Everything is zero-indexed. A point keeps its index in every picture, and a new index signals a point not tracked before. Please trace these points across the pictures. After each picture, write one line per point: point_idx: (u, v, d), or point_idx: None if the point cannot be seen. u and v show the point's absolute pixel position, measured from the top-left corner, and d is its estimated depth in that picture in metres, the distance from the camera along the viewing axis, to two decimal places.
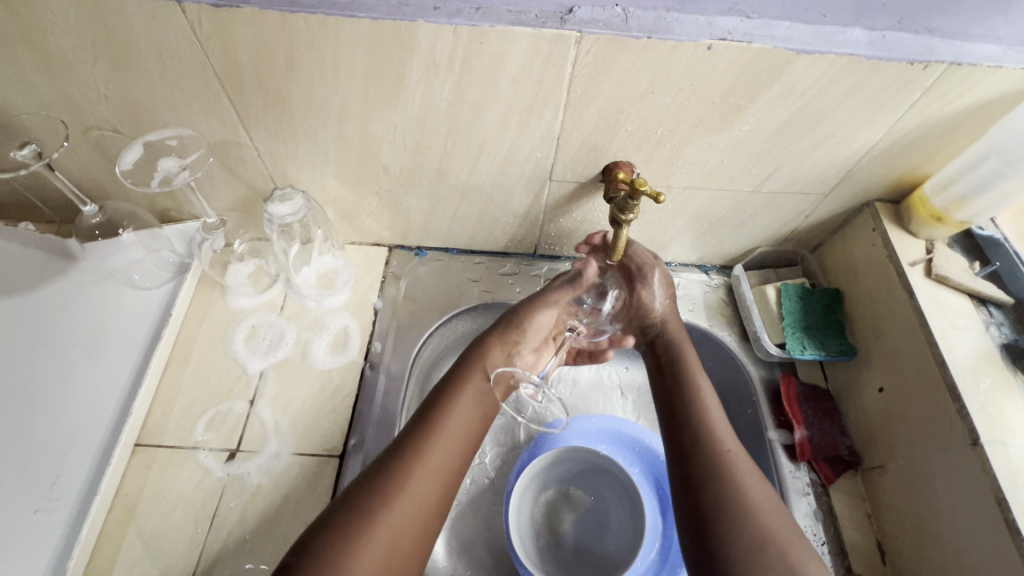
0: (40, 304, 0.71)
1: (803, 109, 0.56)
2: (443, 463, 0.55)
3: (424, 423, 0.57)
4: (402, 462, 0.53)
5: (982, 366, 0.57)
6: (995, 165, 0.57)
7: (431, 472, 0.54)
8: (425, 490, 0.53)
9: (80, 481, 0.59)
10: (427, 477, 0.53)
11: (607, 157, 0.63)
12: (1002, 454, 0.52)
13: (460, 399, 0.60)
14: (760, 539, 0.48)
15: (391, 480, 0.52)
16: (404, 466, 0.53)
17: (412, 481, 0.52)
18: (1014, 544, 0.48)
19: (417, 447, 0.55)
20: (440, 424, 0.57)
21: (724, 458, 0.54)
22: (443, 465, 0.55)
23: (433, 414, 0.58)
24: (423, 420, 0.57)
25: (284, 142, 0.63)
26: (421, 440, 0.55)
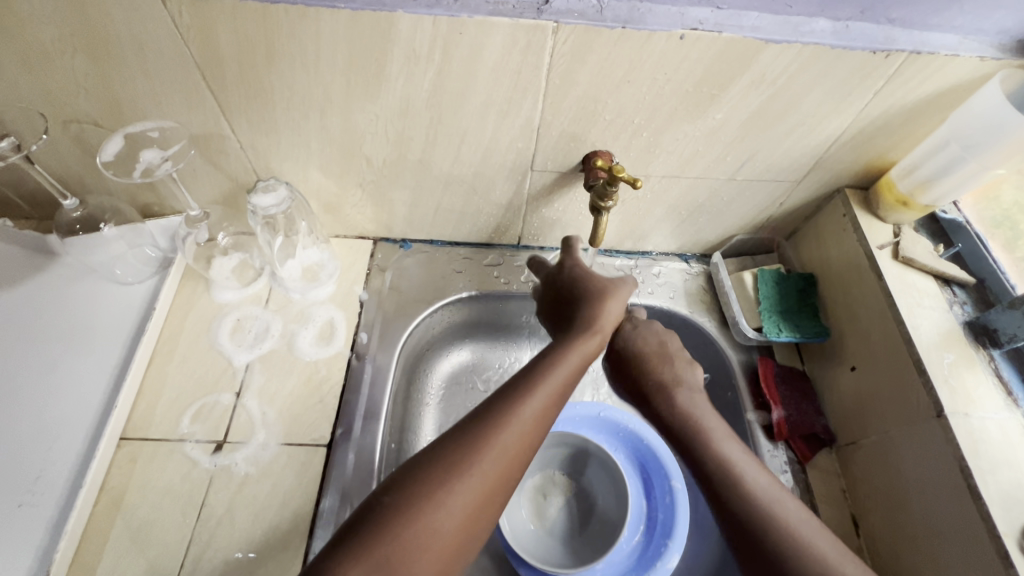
0: (22, 301, 0.70)
1: (773, 97, 0.58)
2: (515, 449, 0.48)
3: (500, 404, 0.51)
4: (491, 429, 0.48)
5: (947, 342, 0.60)
6: (955, 149, 0.59)
7: (521, 445, 0.49)
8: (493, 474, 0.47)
9: (64, 475, 0.59)
10: (496, 468, 0.47)
11: (587, 146, 0.64)
12: (966, 425, 0.54)
13: (558, 368, 0.54)
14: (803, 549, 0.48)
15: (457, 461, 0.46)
16: (475, 446, 0.47)
17: (481, 466, 0.47)
18: (977, 508, 0.51)
19: (492, 428, 0.49)
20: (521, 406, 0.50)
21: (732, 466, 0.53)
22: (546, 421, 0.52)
23: (513, 394, 0.52)
24: (519, 384, 0.53)
25: (266, 134, 0.63)
26: (500, 416, 0.49)
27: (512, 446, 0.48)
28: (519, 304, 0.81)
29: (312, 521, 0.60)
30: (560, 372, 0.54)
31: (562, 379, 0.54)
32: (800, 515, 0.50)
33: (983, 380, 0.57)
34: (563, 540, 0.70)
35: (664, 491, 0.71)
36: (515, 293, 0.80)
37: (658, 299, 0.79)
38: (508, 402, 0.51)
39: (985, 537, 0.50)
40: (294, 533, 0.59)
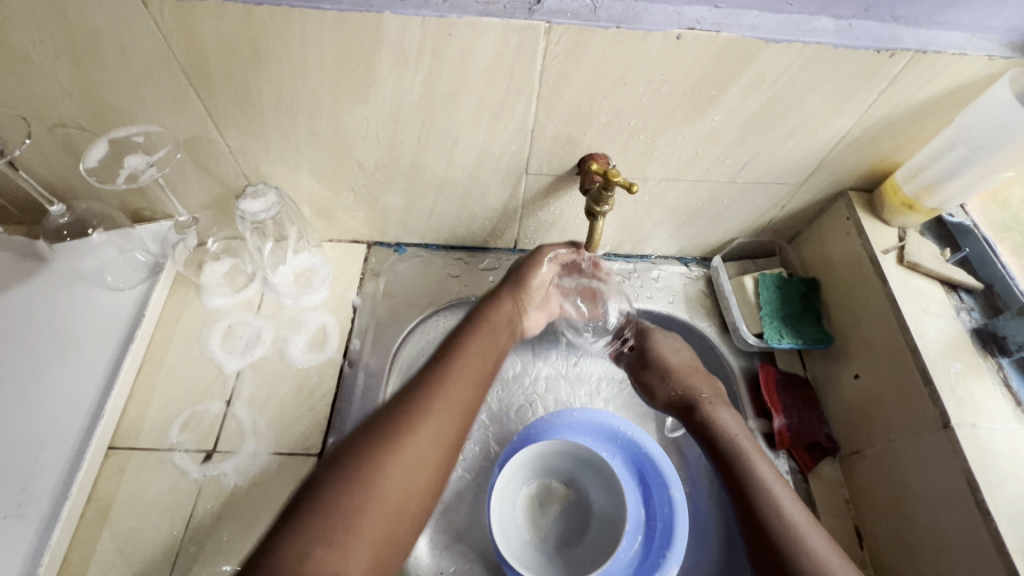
0: (11, 307, 0.69)
1: (774, 97, 0.56)
2: (439, 432, 0.51)
3: (418, 395, 0.53)
4: (415, 403, 0.52)
5: (954, 350, 0.58)
6: (963, 152, 0.58)
7: (445, 412, 0.53)
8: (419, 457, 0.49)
9: (50, 485, 0.58)
10: (422, 451, 0.49)
11: (582, 149, 0.63)
12: (973, 437, 0.52)
13: (474, 344, 0.60)
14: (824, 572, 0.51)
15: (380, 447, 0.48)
16: (395, 433, 0.49)
17: (405, 449, 0.49)
18: (985, 524, 0.49)
19: (408, 417, 0.51)
20: (435, 395, 0.53)
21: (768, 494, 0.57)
22: (469, 385, 0.56)
23: (426, 387, 0.54)
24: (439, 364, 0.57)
25: (255, 138, 0.62)
26: (413, 405, 0.52)
27: (432, 430, 0.51)
28: None
29: None
30: (469, 363, 0.57)
31: (472, 369, 0.57)
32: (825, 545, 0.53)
33: (991, 390, 0.55)
34: (560, 550, 0.68)
35: (664, 500, 0.70)
36: None
37: (657, 303, 0.78)
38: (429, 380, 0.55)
39: (993, 554, 0.48)
40: None
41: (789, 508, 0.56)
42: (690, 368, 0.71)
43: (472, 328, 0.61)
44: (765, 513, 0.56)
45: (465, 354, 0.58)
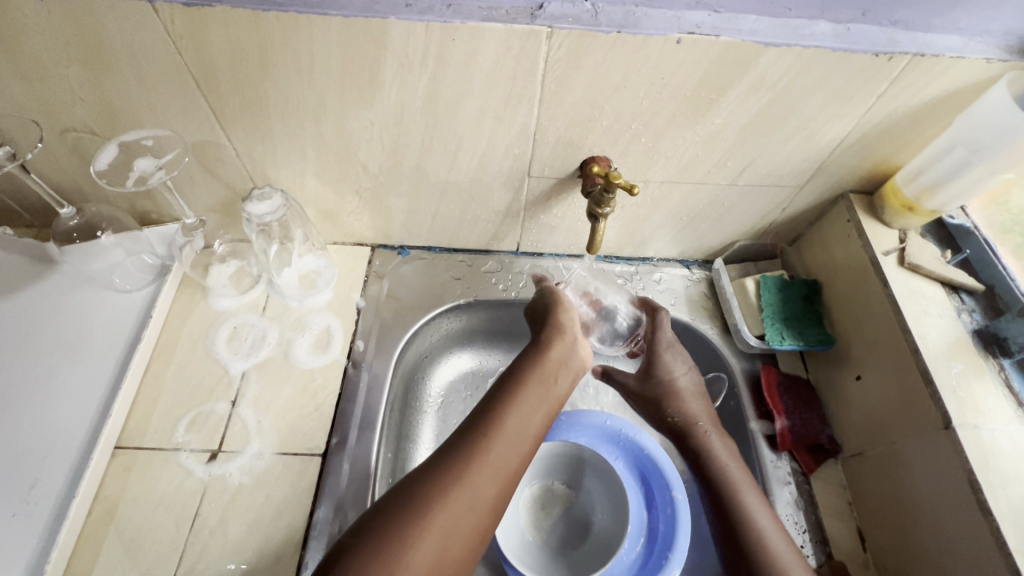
0: (21, 309, 0.70)
1: (773, 101, 0.57)
2: (497, 474, 0.52)
3: (481, 435, 0.53)
4: (456, 465, 0.51)
5: (955, 351, 0.58)
6: (962, 154, 0.58)
7: (488, 478, 0.51)
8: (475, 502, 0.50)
9: (58, 484, 0.59)
10: (478, 496, 0.50)
11: (584, 152, 0.63)
12: (974, 437, 0.52)
13: (523, 401, 0.57)
14: None
15: (441, 489, 0.49)
16: (458, 476, 0.50)
17: (464, 494, 0.49)
18: (987, 524, 0.49)
19: (471, 458, 0.51)
20: (495, 437, 0.54)
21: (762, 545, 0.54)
22: (514, 449, 0.54)
23: (488, 425, 0.54)
24: (483, 419, 0.55)
25: (262, 142, 0.63)
26: (479, 446, 0.52)
27: (491, 473, 0.51)
28: (519, 310, 0.80)
29: (305, 532, 0.59)
30: (528, 403, 0.58)
31: (532, 409, 0.58)
32: None
33: (992, 391, 0.55)
34: (563, 552, 0.69)
35: (666, 502, 0.69)
36: (513, 299, 0.79)
37: None
38: (473, 438, 0.53)
39: (996, 554, 0.48)
40: (287, 545, 0.58)
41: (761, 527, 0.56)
42: (693, 393, 0.69)
43: (528, 361, 0.63)
44: (749, 537, 0.55)
45: (524, 393, 0.59)
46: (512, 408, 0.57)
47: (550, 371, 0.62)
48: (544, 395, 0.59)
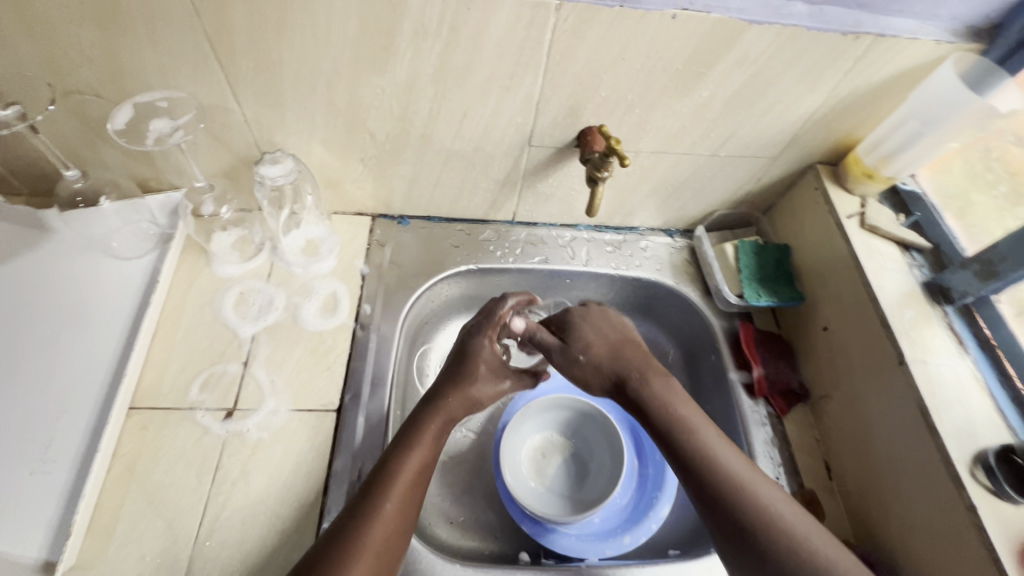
0: (20, 276, 0.70)
1: (755, 75, 0.63)
2: (397, 516, 0.54)
3: (376, 484, 0.56)
4: (349, 536, 0.51)
5: (907, 300, 0.66)
6: (914, 125, 0.66)
7: (381, 544, 0.52)
8: (379, 546, 0.52)
9: (75, 443, 0.60)
10: (382, 544, 0.52)
11: (582, 122, 0.68)
12: (924, 370, 0.60)
13: (410, 456, 0.59)
14: (760, 511, 0.52)
15: (350, 538, 0.51)
16: (359, 527, 0.52)
17: (367, 544, 0.51)
18: (935, 442, 0.57)
19: (368, 512, 0.53)
20: (388, 488, 0.56)
21: (679, 419, 0.59)
22: (402, 509, 0.55)
23: (384, 477, 0.56)
24: (378, 480, 0.56)
25: (272, 108, 0.64)
26: (370, 509, 0.54)
27: (391, 518, 0.54)
28: (512, 276, 0.85)
29: (325, 482, 0.62)
30: (423, 445, 0.60)
31: (426, 449, 0.60)
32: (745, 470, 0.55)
33: (938, 333, 0.64)
34: (562, 496, 0.74)
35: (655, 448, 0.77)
36: (510, 265, 0.83)
37: (645, 271, 0.85)
38: (368, 502, 0.54)
39: (941, 465, 0.56)
40: (309, 493, 0.61)
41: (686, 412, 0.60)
42: (614, 343, 0.67)
43: (434, 402, 0.64)
44: (659, 411, 0.60)
45: (419, 437, 0.61)
46: (398, 466, 0.57)
47: (457, 406, 0.65)
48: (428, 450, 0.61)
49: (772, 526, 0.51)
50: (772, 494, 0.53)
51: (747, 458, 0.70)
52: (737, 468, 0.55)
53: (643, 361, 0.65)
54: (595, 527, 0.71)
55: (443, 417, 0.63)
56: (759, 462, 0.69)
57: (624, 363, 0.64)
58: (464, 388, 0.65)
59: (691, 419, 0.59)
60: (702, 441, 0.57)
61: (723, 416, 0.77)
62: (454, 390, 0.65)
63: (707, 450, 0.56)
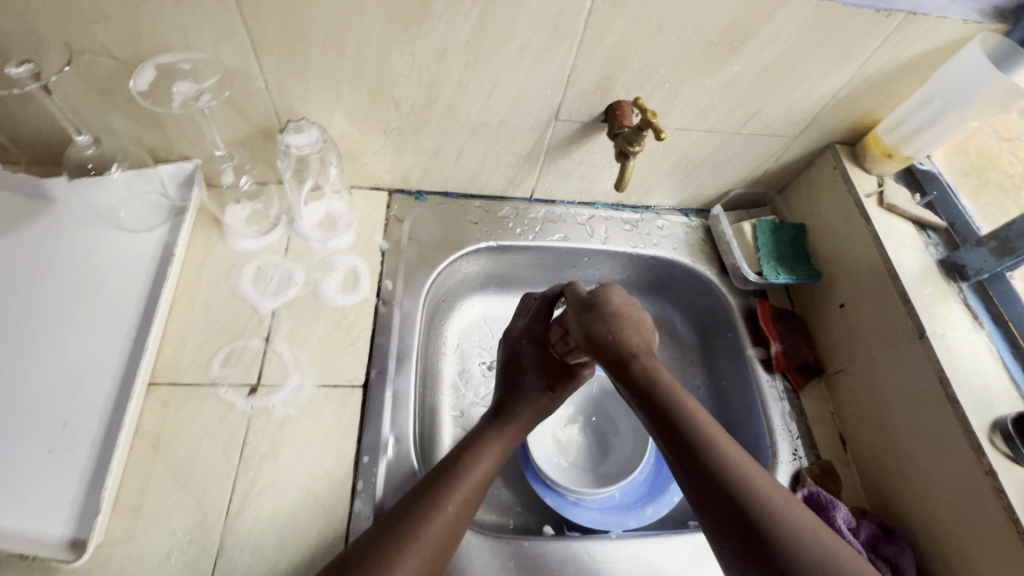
0: (25, 249, 0.67)
1: (787, 51, 0.63)
2: (456, 520, 0.54)
3: (441, 481, 0.56)
4: (410, 523, 0.51)
5: (924, 276, 0.68)
6: (939, 104, 0.66)
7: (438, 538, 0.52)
8: (436, 543, 0.52)
9: (96, 419, 0.58)
10: (438, 538, 0.52)
11: (611, 96, 0.67)
12: (943, 344, 0.62)
13: (483, 461, 0.60)
14: (744, 495, 0.48)
15: (410, 533, 0.51)
16: (422, 520, 0.52)
17: (425, 537, 0.51)
18: (954, 411, 0.59)
19: (433, 507, 0.53)
20: (455, 486, 0.56)
21: (684, 413, 0.53)
22: (464, 510, 0.55)
23: (451, 474, 0.57)
24: (445, 477, 0.56)
25: (296, 74, 0.62)
26: (432, 501, 0.54)
27: (451, 519, 0.54)
28: (530, 254, 0.84)
29: (355, 457, 0.61)
30: (491, 453, 0.61)
31: (493, 458, 0.61)
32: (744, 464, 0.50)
33: (955, 308, 0.66)
34: (585, 471, 0.75)
35: None
36: (529, 243, 0.83)
37: (663, 249, 0.85)
38: (433, 495, 0.54)
39: (960, 433, 0.58)
40: (340, 469, 0.60)
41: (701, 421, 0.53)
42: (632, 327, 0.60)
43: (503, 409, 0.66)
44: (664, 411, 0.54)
45: (490, 444, 0.62)
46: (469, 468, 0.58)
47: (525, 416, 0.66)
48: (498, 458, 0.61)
49: (774, 515, 0.46)
50: (768, 486, 0.49)
51: (766, 431, 0.72)
52: (737, 465, 0.50)
53: (647, 343, 0.60)
54: (615, 500, 0.71)
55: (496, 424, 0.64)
56: (778, 435, 0.71)
57: (628, 343, 0.58)
58: (512, 367, 0.70)
59: (699, 413, 0.53)
60: (700, 442, 0.51)
61: (740, 391, 0.78)
62: (515, 393, 0.67)
63: (709, 441, 0.51)
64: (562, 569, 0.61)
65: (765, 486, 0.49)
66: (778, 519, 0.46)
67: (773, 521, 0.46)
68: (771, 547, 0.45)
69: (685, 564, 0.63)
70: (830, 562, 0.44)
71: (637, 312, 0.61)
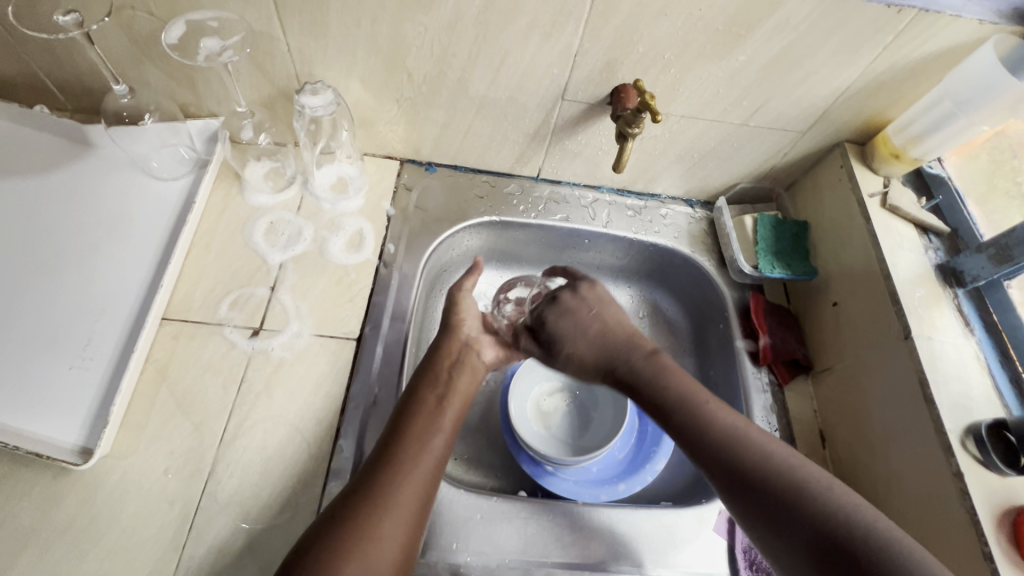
0: (63, 188, 0.73)
1: (793, 42, 0.63)
2: (424, 483, 0.55)
3: (400, 441, 0.57)
4: (378, 487, 0.53)
5: (920, 280, 0.67)
6: (949, 105, 0.66)
7: (407, 497, 0.53)
8: (406, 503, 0.53)
9: (112, 344, 0.63)
10: (408, 497, 0.53)
11: (617, 79, 0.69)
12: (928, 346, 0.62)
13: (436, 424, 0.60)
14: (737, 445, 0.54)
15: (376, 498, 0.52)
16: (388, 481, 0.53)
17: (394, 498, 0.53)
18: (930, 412, 0.59)
19: (396, 468, 0.55)
20: (415, 448, 0.57)
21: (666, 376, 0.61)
22: (427, 469, 0.56)
23: (408, 437, 0.58)
24: (404, 439, 0.57)
25: (316, 39, 0.66)
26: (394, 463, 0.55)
27: (417, 479, 0.55)
28: (531, 231, 0.86)
29: (342, 403, 0.65)
30: (445, 416, 0.61)
31: (446, 419, 0.61)
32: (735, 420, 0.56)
33: (946, 313, 0.65)
34: (563, 441, 0.77)
35: None
36: (532, 220, 0.85)
37: (663, 237, 0.86)
38: (396, 458, 0.55)
39: (933, 434, 0.58)
40: (327, 412, 0.64)
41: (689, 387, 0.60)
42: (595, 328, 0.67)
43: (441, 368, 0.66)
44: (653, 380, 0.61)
45: (441, 406, 0.62)
46: (426, 431, 0.59)
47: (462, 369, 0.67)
48: (447, 412, 0.62)
49: (779, 470, 0.52)
50: (771, 445, 0.54)
51: None
52: (727, 417, 0.57)
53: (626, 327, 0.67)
54: (591, 474, 0.74)
55: (443, 387, 0.64)
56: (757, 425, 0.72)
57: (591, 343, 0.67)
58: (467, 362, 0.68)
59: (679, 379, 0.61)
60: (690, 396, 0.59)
61: (726, 381, 0.79)
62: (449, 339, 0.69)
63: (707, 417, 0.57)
64: (525, 527, 0.63)
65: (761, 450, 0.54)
66: (786, 477, 0.51)
67: (776, 474, 0.52)
68: (800, 497, 0.50)
69: (644, 539, 0.64)
70: (888, 527, 0.47)
71: (615, 300, 0.70)
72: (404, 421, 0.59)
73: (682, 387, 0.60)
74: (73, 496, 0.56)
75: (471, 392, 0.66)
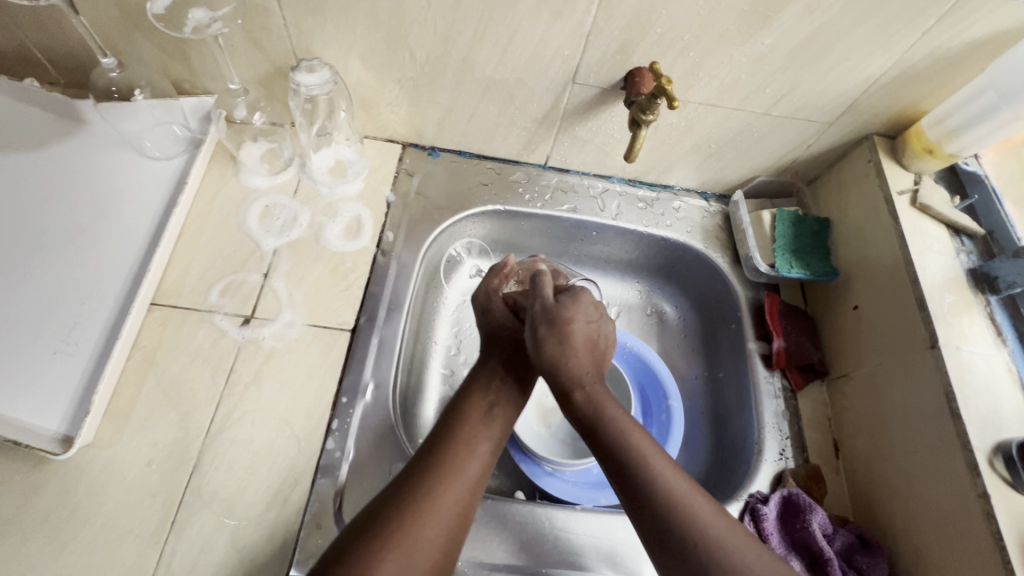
0: (52, 164, 0.71)
1: (825, 25, 0.58)
2: (473, 487, 0.52)
3: (449, 442, 0.55)
4: (424, 488, 0.50)
5: (949, 285, 0.63)
6: (991, 98, 0.61)
7: (455, 503, 0.50)
8: (458, 511, 0.50)
9: (98, 329, 0.61)
10: (456, 502, 0.51)
11: (632, 62, 0.64)
12: (956, 356, 0.58)
13: (488, 429, 0.57)
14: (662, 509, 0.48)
15: (422, 500, 0.49)
16: (437, 483, 0.51)
17: (443, 503, 0.50)
18: (955, 428, 0.55)
19: (447, 472, 0.52)
20: (467, 455, 0.54)
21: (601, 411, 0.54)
22: (474, 475, 0.53)
23: (460, 440, 0.55)
24: (453, 442, 0.55)
25: (313, 13, 0.62)
26: (443, 466, 0.52)
27: (468, 486, 0.52)
28: (538, 222, 0.83)
29: (334, 397, 0.63)
30: (500, 421, 0.59)
31: (500, 425, 0.58)
32: (668, 472, 0.50)
33: (977, 321, 0.61)
34: (563, 442, 0.75)
35: (661, 409, 0.75)
36: (538, 211, 0.81)
37: (675, 231, 0.82)
38: (445, 461, 0.52)
39: (957, 450, 0.54)
40: (318, 405, 0.62)
41: (627, 434, 0.52)
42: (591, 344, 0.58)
43: (486, 357, 0.64)
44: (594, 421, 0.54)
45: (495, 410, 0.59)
46: (478, 435, 0.56)
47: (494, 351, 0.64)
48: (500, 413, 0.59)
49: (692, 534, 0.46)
50: (709, 512, 0.47)
51: (755, 426, 0.69)
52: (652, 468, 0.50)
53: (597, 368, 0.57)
54: (591, 477, 0.71)
55: (494, 390, 0.61)
56: (767, 432, 0.68)
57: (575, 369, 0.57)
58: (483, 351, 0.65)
59: (608, 412, 0.54)
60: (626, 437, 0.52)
61: (737, 385, 0.76)
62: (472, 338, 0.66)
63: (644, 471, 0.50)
64: (519, 532, 0.61)
65: (715, 527, 0.47)
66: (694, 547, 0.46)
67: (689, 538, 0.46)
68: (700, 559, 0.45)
69: (644, 547, 0.61)
70: None
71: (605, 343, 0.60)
72: (453, 422, 0.57)
73: (612, 422, 0.53)
74: (54, 486, 0.54)
75: (519, 404, 0.62)
